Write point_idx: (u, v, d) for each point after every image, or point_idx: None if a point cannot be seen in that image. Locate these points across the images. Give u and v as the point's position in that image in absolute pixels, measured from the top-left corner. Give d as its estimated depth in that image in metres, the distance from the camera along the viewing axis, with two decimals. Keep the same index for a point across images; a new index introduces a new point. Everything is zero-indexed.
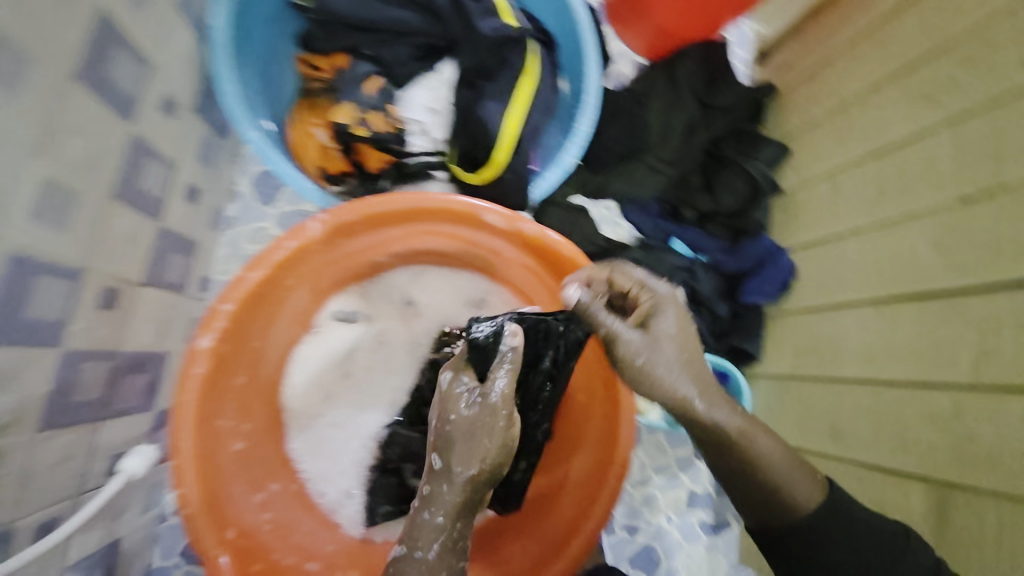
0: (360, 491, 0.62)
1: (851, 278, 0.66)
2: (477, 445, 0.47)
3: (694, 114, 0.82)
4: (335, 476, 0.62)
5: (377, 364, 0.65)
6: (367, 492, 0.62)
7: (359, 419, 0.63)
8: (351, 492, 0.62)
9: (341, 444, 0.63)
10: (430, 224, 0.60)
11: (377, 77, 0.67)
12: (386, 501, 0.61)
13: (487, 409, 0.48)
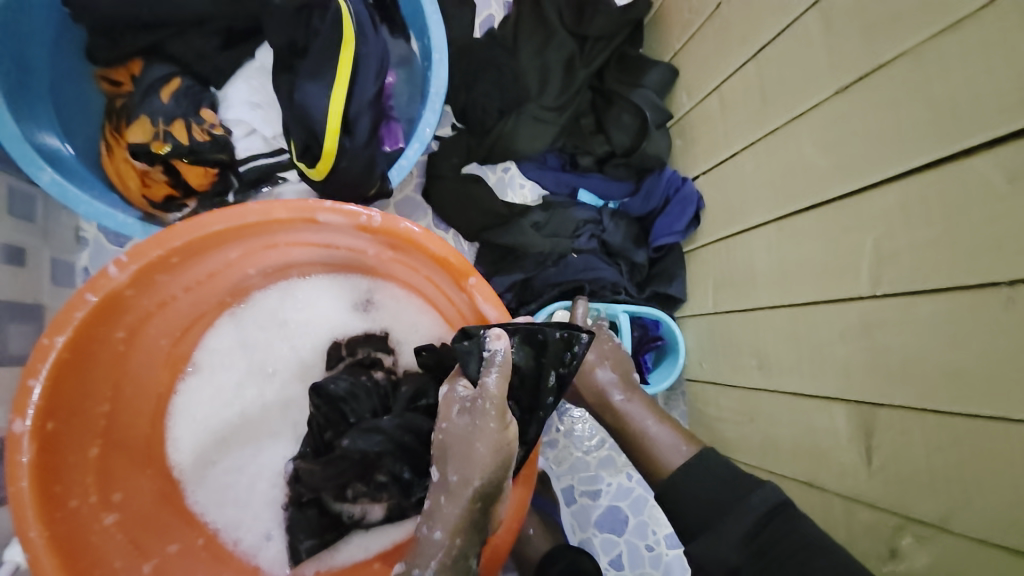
0: (280, 532, 0.58)
1: (752, 196, 0.61)
2: (471, 451, 0.43)
3: (570, 50, 0.75)
4: (248, 523, 0.57)
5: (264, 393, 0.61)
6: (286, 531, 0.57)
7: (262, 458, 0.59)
8: (271, 533, 0.58)
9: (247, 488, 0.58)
10: (266, 235, 0.53)
11: (175, 77, 0.59)
12: (307, 532, 0.55)
13: (479, 416, 0.43)
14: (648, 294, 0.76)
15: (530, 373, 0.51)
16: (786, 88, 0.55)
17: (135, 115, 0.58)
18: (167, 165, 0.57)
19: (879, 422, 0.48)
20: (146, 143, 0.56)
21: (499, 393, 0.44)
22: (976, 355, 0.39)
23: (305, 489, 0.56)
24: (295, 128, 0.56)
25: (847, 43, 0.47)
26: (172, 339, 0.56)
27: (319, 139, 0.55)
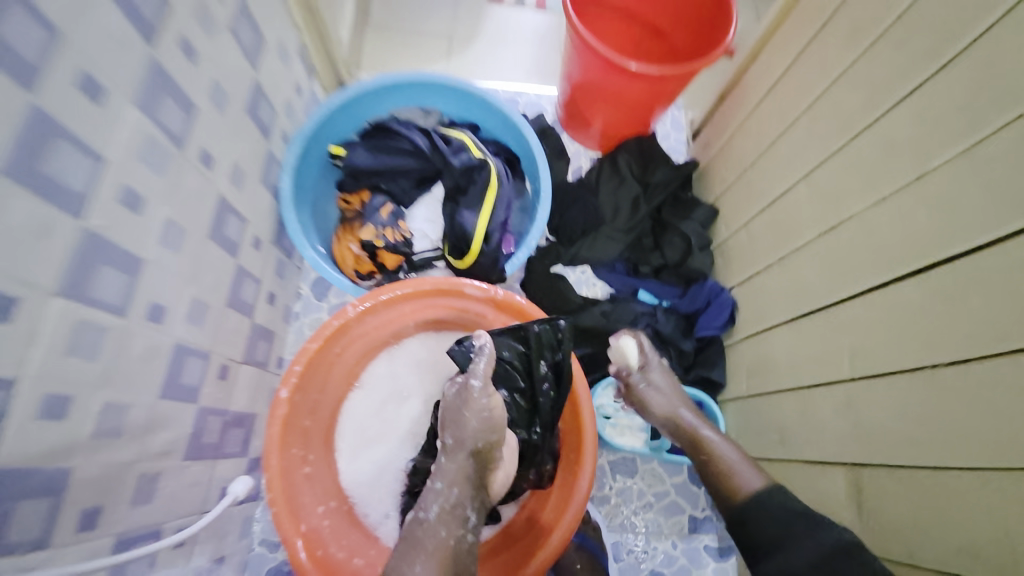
0: (395, 513, 0.79)
1: (772, 303, 0.81)
2: (460, 415, 0.65)
3: (637, 191, 1.05)
4: (376, 503, 0.79)
5: (399, 410, 0.85)
6: (400, 513, 0.78)
7: (392, 457, 0.83)
8: (389, 514, 0.79)
9: (379, 478, 0.81)
10: (431, 296, 0.82)
11: (386, 203, 0.96)
12: None
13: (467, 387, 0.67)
14: (693, 376, 0.94)
15: (524, 366, 0.76)
16: (789, 229, 0.78)
17: (365, 221, 0.93)
18: (375, 254, 0.91)
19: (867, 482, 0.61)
20: (370, 240, 0.91)
21: (483, 371, 0.68)
22: (925, 425, 0.54)
23: (419, 483, 0.77)
24: (451, 236, 0.90)
25: (823, 205, 0.71)
26: (357, 360, 0.84)
27: (467, 243, 0.88)
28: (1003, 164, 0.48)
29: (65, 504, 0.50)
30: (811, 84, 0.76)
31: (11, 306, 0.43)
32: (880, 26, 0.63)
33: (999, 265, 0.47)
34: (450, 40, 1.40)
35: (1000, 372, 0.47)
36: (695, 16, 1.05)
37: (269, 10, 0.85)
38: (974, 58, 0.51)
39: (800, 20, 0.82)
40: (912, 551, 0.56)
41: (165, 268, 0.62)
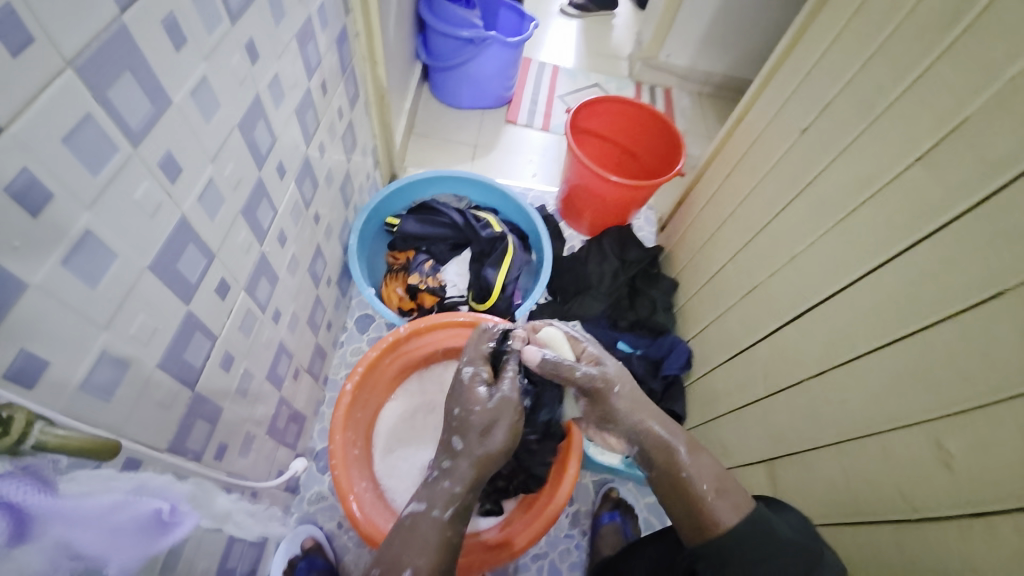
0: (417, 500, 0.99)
1: (714, 347, 1.14)
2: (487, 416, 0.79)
3: (616, 266, 1.38)
4: (405, 489, 0.99)
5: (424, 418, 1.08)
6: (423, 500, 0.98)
7: (418, 454, 1.04)
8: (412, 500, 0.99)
9: (406, 469, 1.02)
10: (463, 327, 1.09)
11: (427, 260, 1.27)
12: None
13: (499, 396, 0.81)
14: (660, 408, 1.22)
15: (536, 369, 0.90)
16: (724, 293, 1.13)
17: (411, 271, 1.24)
18: (416, 294, 1.22)
19: (779, 470, 0.88)
20: (415, 283, 1.22)
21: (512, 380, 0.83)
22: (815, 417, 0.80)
23: None
24: (476, 287, 1.22)
25: (743, 277, 1.07)
26: (400, 375, 1.07)
27: (489, 292, 1.20)
28: (829, 249, 0.84)
29: (218, 434, 0.71)
30: (732, 200, 1.17)
31: (228, 289, 0.68)
32: (768, 169, 1.05)
33: (833, 306, 0.80)
34: (475, 147, 1.82)
35: (839, 372, 0.77)
36: (661, 145, 1.45)
37: (361, 125, 1.23)
38: (812, 191, 0.90)
39: (724, 159, 1.26)
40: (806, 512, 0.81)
41: (285, 286, 0.89)
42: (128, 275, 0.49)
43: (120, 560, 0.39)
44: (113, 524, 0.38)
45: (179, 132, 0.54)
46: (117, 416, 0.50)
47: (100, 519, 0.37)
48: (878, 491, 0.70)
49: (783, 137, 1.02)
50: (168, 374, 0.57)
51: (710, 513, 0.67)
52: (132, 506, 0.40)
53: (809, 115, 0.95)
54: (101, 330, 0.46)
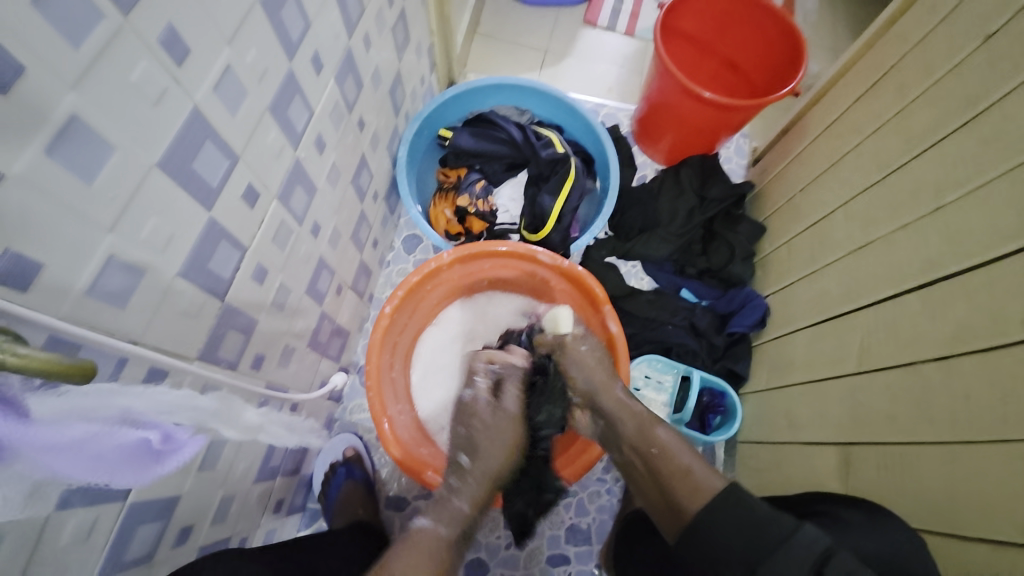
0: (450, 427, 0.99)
1: (800, 308, 0.98)
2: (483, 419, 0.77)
3: (693, 203, 1.19)
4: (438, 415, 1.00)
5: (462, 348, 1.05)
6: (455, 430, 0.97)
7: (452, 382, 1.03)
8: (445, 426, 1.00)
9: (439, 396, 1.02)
10: (509, 257, 1.00)
11: (480, 181, 1.16)
12: None
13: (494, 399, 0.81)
14: (719, 367, 1.10)
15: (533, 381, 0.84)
16: (824, 247, 0.94)
17: (461, 191, 1.15)
18: (465, 218, 1.13)
19: (856, 457, 0.76)
20: (464, 207, 1.13)
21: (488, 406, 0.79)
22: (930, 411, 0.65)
23: None
24: (530, 214, 1.10)
25: (854, 228, 0.86)
26: (441, 301, 1.03)
27: (543, 221, 1.08)
28: (1000, 203, 0.62)
29: (254, 345, 0.70)
30: (858, 131, 0.92)
31: (257, 198, 0.63)
32: (923, 90, 0.79)
33: (987, 279, 0.62)
34: (546, 53, 1.59)
35: (974, 361, 0.61)
36: (773, 57, 1.17)
37: (417, 17, 1.08)
38: (989, 122, 0.66)
39: (858, 75, 0.98)
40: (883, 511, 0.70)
41: (326, 198, 0.83)
42: (129, 174, 0.44)
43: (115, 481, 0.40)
44: (95, 450, 0.38)
45: (183, 0, 0.45)
46: (134, 323, 0.48)
47: (76, 446, 0.36)
48: (987, 507, 0.57)
49: (954, 44, 0.75)
50: (192, 284, 0.54)
51: (696, 481, 0.61)
52: (112, 435, 0.39)
53: (1005, 11, 0.67)
54: (105, 232, 0.43)
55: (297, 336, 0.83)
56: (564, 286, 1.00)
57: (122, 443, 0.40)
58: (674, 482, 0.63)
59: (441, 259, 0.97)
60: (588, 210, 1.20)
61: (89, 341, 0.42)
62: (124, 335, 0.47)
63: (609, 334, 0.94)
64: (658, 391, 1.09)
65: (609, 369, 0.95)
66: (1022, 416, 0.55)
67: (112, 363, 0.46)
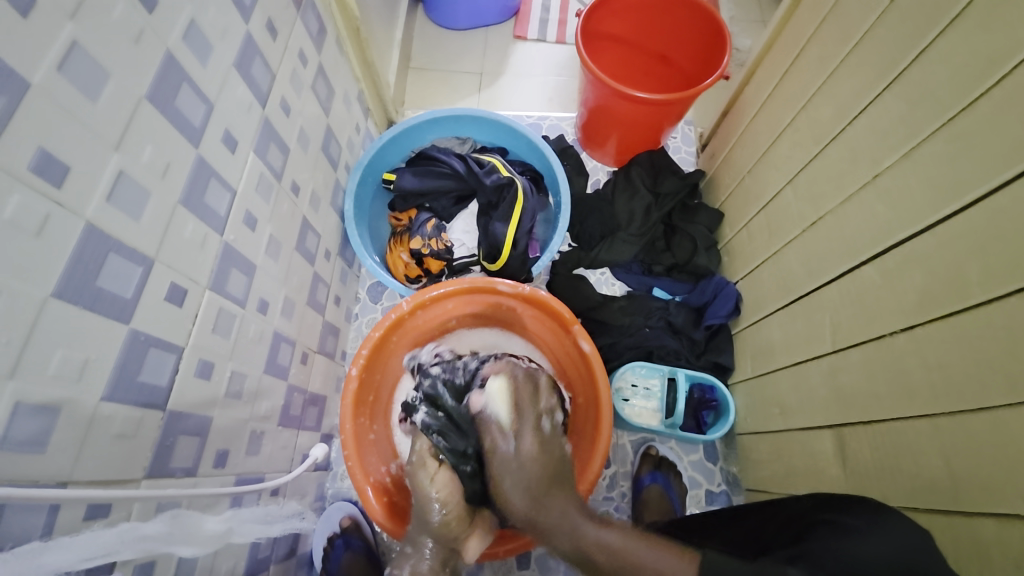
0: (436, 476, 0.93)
1: (769, 290, 0.97)
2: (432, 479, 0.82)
3: (648, 201, 1.19)
4: None
5: None
6: None
7: None
8: None
9: None
10: (471, 293, 0.98)
11: (431, 219, 1.14)
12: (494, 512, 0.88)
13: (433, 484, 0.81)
14: (704, 361, 1.09)
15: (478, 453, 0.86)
16: (781, 226, 0.93)
17: (414, 233, 1.13)
18: (423, 260, 1.11)
19: (849, 438, 0.74)
20: (419, 249, 1.11)
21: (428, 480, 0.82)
22: (916, 382, 0.63)
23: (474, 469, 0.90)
24: (486, 243, 1.08)
25: (805, 204, 0.86)
26: (407, 351, 1.00)
27: (500, 248, 1.07)
28: (932, 163, 0.62)
29: (212, 446, 0.67)
30: (791, 105, 0.92)
31: (185, 294, 0.60)
32: (843, 59, 0.79)
33: (936, 242, 0.61)
34: (480, 75, 1.59)
35: (940, 325, 0.60)
36: (699, 45, 1.17)
37: (337, 68, 1.07)
38: (910, 81, 0.66)
39: (781, 52, 0.98)
40: (885, 495, 0.68)
41: (268, 272, 0.80)
42: (22, 312, 0.41)
43: None
44: None
45: (48, 120, 0.43)
46: (60, 465, 0.45)
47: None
48: (982, 479, 0.56)
49: (864, 9, 0.75)
50: (123, 404, 0.51)
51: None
52: None
53: None
54: (7, 380, 0.40)
55: (262, 423, 0.80)
56: (531, 312, 0.99)
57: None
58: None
59: (401, 309, 0.94)
60: (546, 227, 1.19)
61: (13, 500, 0.40)
62: (52, 479, 0.44)
63: (584, 353, 0.92)
64: (647, 397, 1.08)
65: (591, 387, 0.93)
66: (996, 379, 0.54)
67: (45, 511, 0.43)
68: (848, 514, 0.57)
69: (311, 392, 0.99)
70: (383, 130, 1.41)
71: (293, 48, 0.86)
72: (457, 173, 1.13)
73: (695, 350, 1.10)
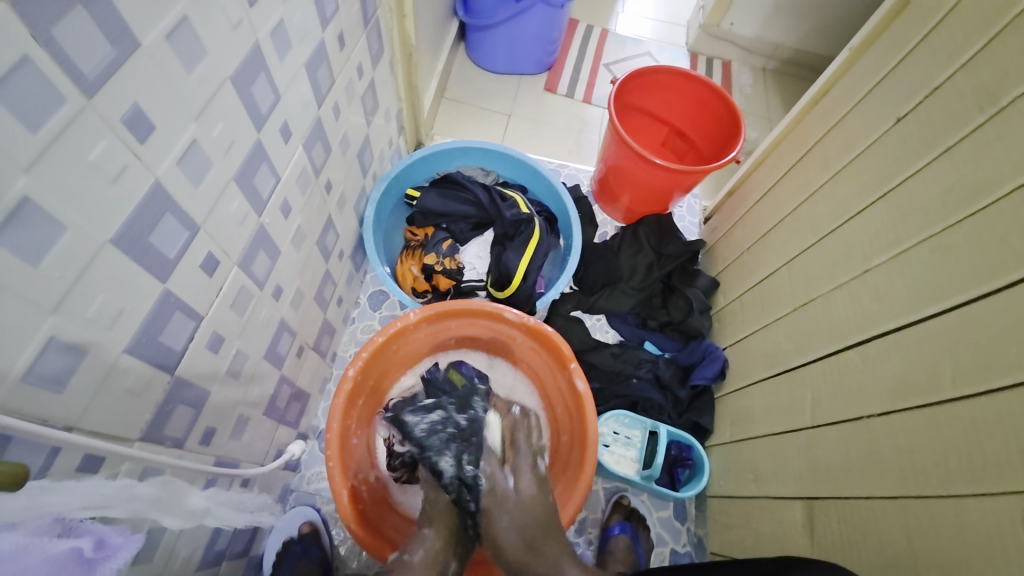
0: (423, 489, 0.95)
1: (755, 360, 1.02)
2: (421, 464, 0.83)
3: (651, 258, 1.25)
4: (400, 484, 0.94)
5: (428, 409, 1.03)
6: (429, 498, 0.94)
7: None
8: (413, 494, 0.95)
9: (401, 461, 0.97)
10: (477, 315, 1.01)
11: (446, 239, 1.18)
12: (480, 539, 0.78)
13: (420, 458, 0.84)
14: (685, 420, 1.12)
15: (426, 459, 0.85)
16: (773, 302, 1.00)
17: (428, 250, 1.16)
18: (432, 276, 1.15)
19: (819, 511, 0.78)
20: (431, 265, 1.14)
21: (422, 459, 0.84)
22: (889, 462, 0.68)
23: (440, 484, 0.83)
24: (495, 271, 1.13)
25: (798, 285, 0.93)
26: (407, 359, 1.01)
27: (509, 278, 1.11)
28: (916, 267, 0.70)
29: (201, 423, 0.65)
30: (794, 195, 1.01)
31: (217, 265, 0.62)
32: (845, 163, 0.89)
33: (916, 338, 0.67)
34: (509, 117, 1.69)
35: (913, 414, 0.65)
36: (716, 128, 1.29)
37: (385, 86, 1.13)
38: (903, 194, 0.75)
39: (789, 146, 1.09)
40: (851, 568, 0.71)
41: (289, 261, 0.82)
42: (77, 253, 0.42)
43: None
44: (25, 564, 0.36)
45: (152, 81, 0.46)
46: (71, 408, 0.45)
47: (6, 560, 0.35)
48: (939, 559, 0.59)
49: (869, 125, 0.85)
50: (139, 359, 0.52)
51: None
52: (39, 547, 0.37)
53: (910, 101, 0.78)
54: (48, 313, 0.41)
55: (249, 412, 0.79)
56: (530, 343, 1.01)
57: (51, 556, 0.38)
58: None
59: (407, 318, 0.96)
60: (552, 268, 1.24)
61: (22, 434, 0.39)
62: (58, 422, 0.44)
63: (577, 393, 0.95)
64: (627, 446, 1.10)
65: (575, 426, 0.95)
66: (961, 468, 0.58)
67: (44, 454, 0.42)
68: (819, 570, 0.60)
69: (298, 388, 0.98)
70: (410, 149, 1.48)
71: (353, 61, 0.92)
72: (480, 199, 1.19)
73: (677, 407, 1.13)
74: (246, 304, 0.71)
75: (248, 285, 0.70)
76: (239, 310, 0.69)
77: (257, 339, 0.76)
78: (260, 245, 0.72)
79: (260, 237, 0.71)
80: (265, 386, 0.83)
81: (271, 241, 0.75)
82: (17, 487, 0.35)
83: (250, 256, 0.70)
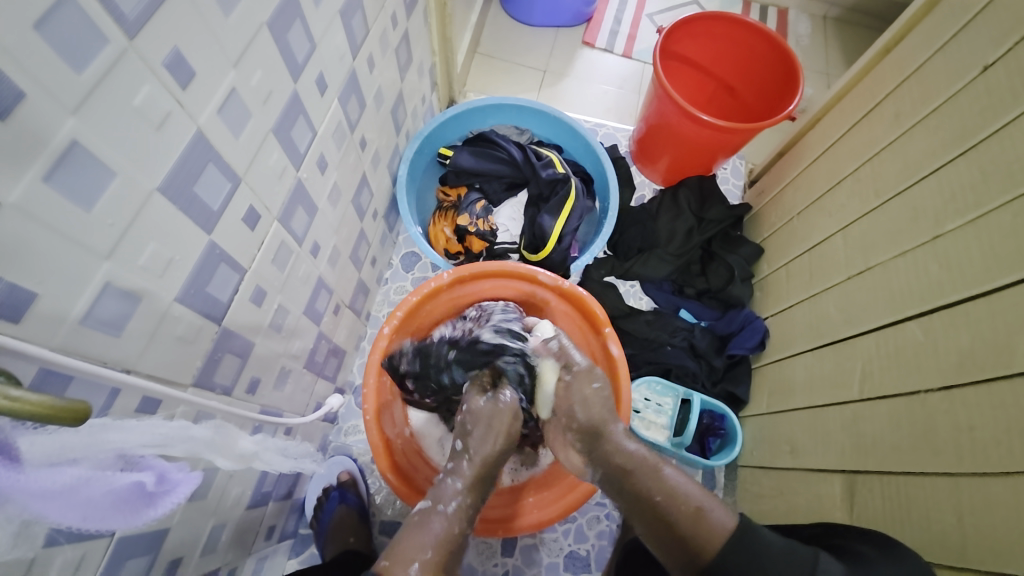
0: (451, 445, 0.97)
1: (800, 330, 0.98)
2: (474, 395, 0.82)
3: (691, 223, 1.21)
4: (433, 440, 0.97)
5: None
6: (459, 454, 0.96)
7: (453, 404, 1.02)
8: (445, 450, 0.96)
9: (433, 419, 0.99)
10: (510, 277, 1.00)
11: (480, 201, 1.16)
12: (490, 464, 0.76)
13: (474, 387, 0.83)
14: (720, 389, 1.10)
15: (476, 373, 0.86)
16: (824, 272, 0.94)
17: (462, 210, 1.15)
18: (465, 237, 1.13)
19: (860, 485, 0.75)
20: (464, 226, 1.12)
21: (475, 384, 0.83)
22: (944, 440, 0.64)
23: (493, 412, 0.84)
24: (529, 234, 1.11)
25: (855, 253, 0.87)
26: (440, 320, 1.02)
27: (543, 241, 1.09)
28: (996, 234, 0.64)
29: (247, 372, 0.68)
30: (857, 155, 0.93)
31: (258, 219, 0.62)
32: (920, 119, 0.80)
33: (992, 311, 0.62)
34: (545, 73, 1.61)
35: (977, 391, 0.61)
36: (768, 82, 1.20)
37: (419, 37, 1.08)
38: (986, 153, 0.67)
39: (854, 102, 0.99)
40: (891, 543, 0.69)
41: (327, 218, 0.83)
42: (126, 201, 0.43)
43: (105, 527, 0.41)
44: (87, 495, 0.39)
45: (192, 25, 0.44)
46: (128, 352, 0.47)
47: (68, 492, 0.38)
48: (990, 539, 0.57)
49: (950, 74, 0.76)
50: (190, 309, 0.53)
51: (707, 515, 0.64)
52: (99, 480, 0.40)
53: (1000, 46, 0.68)
54: (102, 259, 0.42)
55: (290, 364, 0.81)
56: (564, 306, 0.99)
57: (113, 488, 0.41)
58: (687, 525, 0.63)
59: (441, 278, 0.96)
60: (587, 232, 1.21)
61: (82, 373, 0.41)
62: (117, 364, 0.46)
63: (611, 356, 0.94)
64: (658, 413, 1.07)
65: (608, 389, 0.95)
66: None
67: (105, 394, 0.45)
68: (864, 545, 0.60)
69: (336, 344, 1.00)
70: (443, 106, 1.44)
71: (388, 9, 0.88)
72: (514, 158, 1.15)
73: (712, 376, 1.11)
74: (286, 259, 0.72)
75: (288, 239, 0.71)
76: (280, 263, 0.70)
77: (296, 293, 0.77)
78: (299, 199, 0.72)
79: (299, 191, 0.71)
80: (305, 340, 0.85)
81: (309, 195, 0.75)
82: (78, 423, 0.35)
83: (290, 210, 0.70)
